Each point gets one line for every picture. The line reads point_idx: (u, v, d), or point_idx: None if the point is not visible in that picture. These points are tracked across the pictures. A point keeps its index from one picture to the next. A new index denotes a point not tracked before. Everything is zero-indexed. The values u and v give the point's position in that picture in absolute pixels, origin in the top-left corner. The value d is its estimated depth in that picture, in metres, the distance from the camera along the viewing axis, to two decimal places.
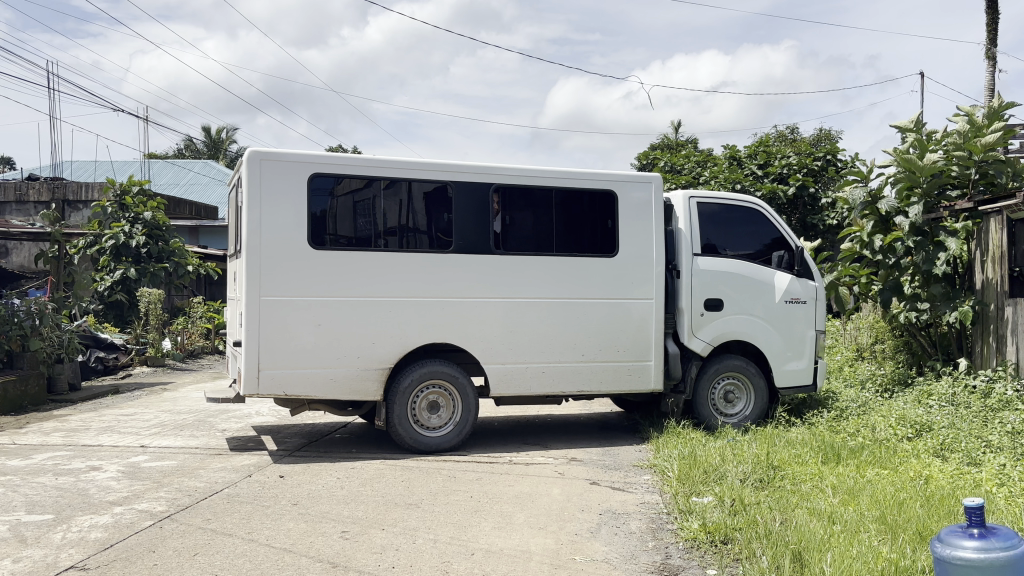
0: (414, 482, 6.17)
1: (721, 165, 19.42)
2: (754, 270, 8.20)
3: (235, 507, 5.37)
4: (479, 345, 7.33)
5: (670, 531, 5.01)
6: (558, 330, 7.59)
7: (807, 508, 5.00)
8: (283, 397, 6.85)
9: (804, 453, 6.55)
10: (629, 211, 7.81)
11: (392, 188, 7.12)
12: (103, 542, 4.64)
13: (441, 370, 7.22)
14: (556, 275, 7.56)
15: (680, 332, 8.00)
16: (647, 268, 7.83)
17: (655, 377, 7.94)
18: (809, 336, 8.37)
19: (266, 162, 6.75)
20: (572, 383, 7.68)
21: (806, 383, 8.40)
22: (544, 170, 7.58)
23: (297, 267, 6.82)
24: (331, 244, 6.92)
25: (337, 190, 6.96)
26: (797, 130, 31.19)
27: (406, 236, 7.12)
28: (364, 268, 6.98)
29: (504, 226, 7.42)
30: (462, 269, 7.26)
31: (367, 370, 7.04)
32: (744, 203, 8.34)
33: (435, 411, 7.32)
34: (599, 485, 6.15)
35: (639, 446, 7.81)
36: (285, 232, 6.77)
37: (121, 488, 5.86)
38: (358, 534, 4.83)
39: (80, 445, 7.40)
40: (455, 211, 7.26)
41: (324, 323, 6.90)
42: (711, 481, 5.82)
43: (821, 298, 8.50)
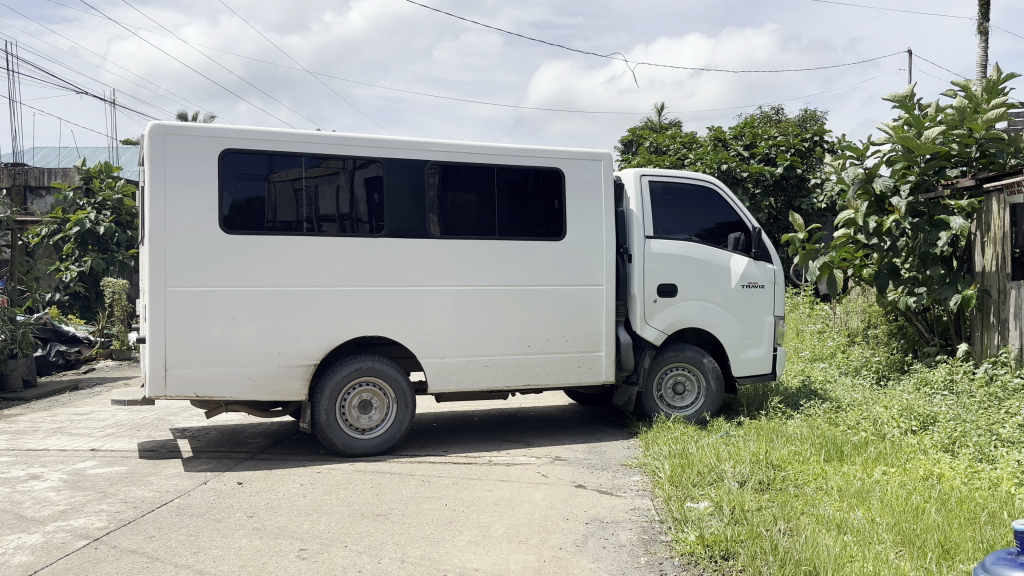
0: (384, 488, 5.67)
1: (707, 147, 18.95)
2: (709, 253, 7.73)
3: (182, 522, 4.84)
4: (414, 337, 6.79)
5: (664, 543, 4.53)
6: (501, 319, 7.08)
7: (813, 516, 4.55)
8: (195, 399, 6.26)
9: (805, 450, 6.09)
10: (577, 191, 7.31)
11: (316, 166, 6.54)
12: (27, 567, 4.10)
13: (337, 378, 6.57)
14: (499, 261, 7.04)
15: (632, 320, 7.51)
16: (596, 251, 7.34)
17: (605, 368, 7.48)
18: (767, 321, 7.95)
19: (172, 137, 6.14)
20: (516, 376, 7.18)
21: (763, 373, 7.97)
22: (484, 146, 7.07)
23: (209, 254, 6.22)
24: (248, 228, 6.33)
25: (255, 168, 6.37)
26: (783, 111, 30.77)
27: (334, 220, 6.56)
28: (286, 254, 6.41)
29: (442, 207, 6.89)
30: (396, 255, 6.71)
31: (290, 367, 6.47)
32: (697, 182, 7.89)
33: (365, 406, 6.76)
34: (585, 489, 5.67)
35: (624, 442, 7.34)
36: (196, 216, 6.18)
37: (59, 500, 5.31)
38: (318, 553, 4.33)
39: (24, 450, 6.84)
40: (387, 191, 6.72)
41: (240, 316, 6.31)
42: (706, 483, 5.35)
43: (779, 282, 8.07)
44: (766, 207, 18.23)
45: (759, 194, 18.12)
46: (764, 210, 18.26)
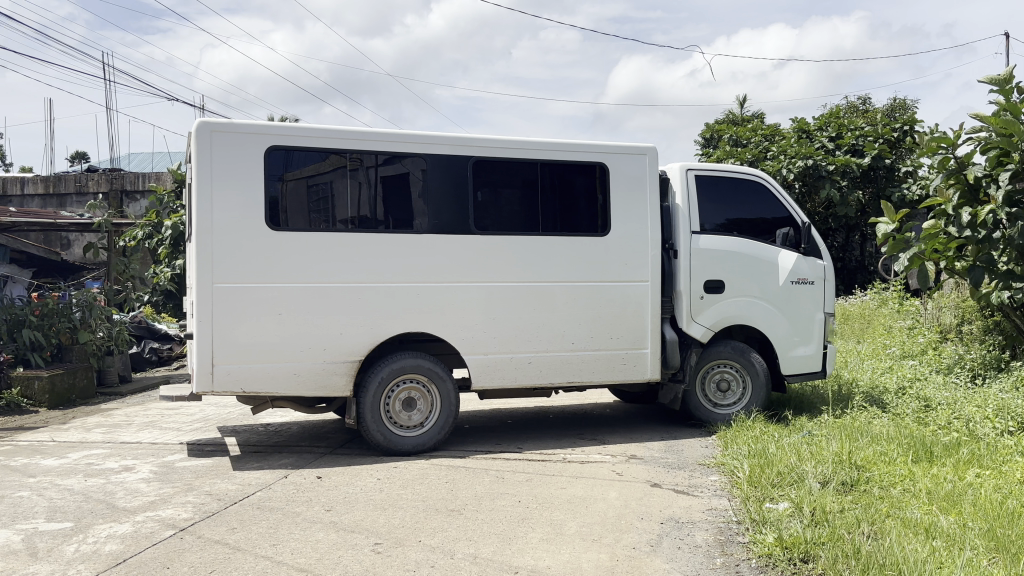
0: (458, 484, 5.71)
1: (790, 139, 18.48)
2: (756, 248, 7.62)
3: (262, 514, 4.98)
4: (457, 334, 6.79)
5: (741, 544, 4.42)
6: (545, 316, 7.04)
7: (899, 519, 4.38)
8: (241, 394, 6.34)
9: (891, 451, 5.87)
10: (621, 185, 7.23)
11: (359, 163, 6.58)
12: (116, 555, 4.25)
13: (368, 395, 6.57)
14: (542, 257, 7.00)
15: (678, 317, 7.42)
16: (641, 246, 7.26)
17: (651, 366, 7.38)
18: (817, 319, 7.80)
19: (218, 134, 6.24)
20: (560, 374, 7.13)
21: (814, 370, 7.83)
22: (528, 141, 7.03)
23: (254, 250, 6.30)
24: (293, 224, 6.39)
25: (299, 165, 6.44)
26: (872, 99, 29.72)
27: (377, 215, 6.60)
28: (330, 251, 6.46)
29: (484, 203, 6.87)
30: (440, 251, 6.72)
31: (334, 364, 6.52)
32: (747, 176, 7.79)
33: (403, 402, 6.76)
34: (660, 488, 5.59)
35: (700, 441, 7.22)
36: (242, 212, 6.27)
37: (149, 492, 5.52)
38: (392, 547, 4.38)
39: (118, 442, 7.15)
40: (431, 187, 6.73)
41: (285, 312, 6.39)
42: (786, 484, 5.20)
43: (829, 278, 7.91)
44: (854, 200, 17.71)
45: (846, 187, 17.59)
46: (852, 203, 17.73)
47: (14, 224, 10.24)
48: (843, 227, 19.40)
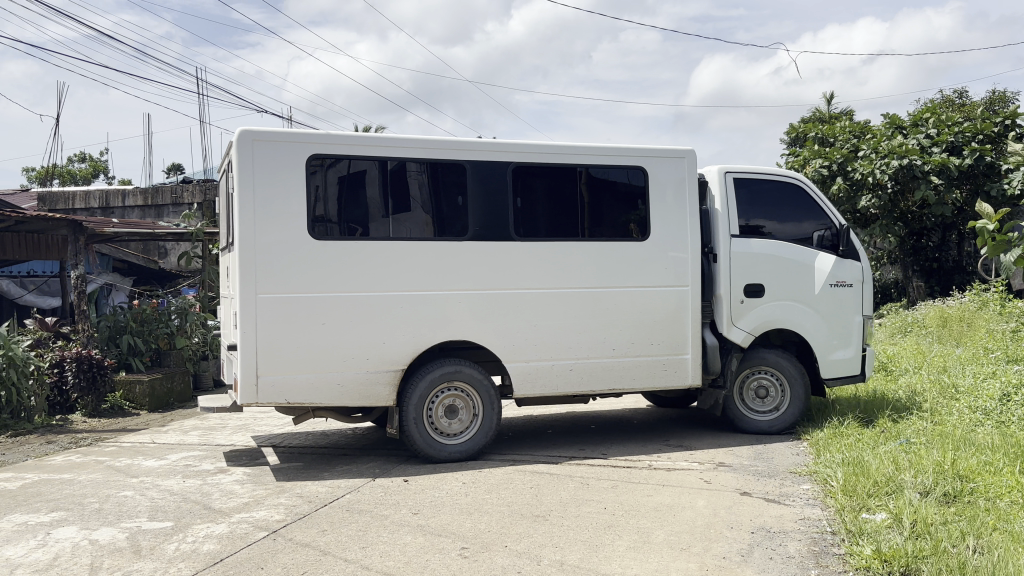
0: (544, 489, 5.70)
1: (882, 136, 17.86)
2: (793, 250, 7.49)
3: (352, 517, 5.07)
4: (499, 342, 6.71)
5: (837, 556, 4.27)
6: (586, 323, 6.95)
7: (1007, 532, 4.16)
8: (286, 405, 6.26)
9: (997, 460, 5.59)
10: (660, 189, 7.14)
11: (398, 170, 6.49)
12: (213, 555, 4.39)
13: (414, 432, 6.54)
14: (584, 262, 6.91)
15: (718, 321, 7.33)
16: (680, 250, 7.16)
17: (693, 371, 7.27)
18: (856, 321, 7.64)
19: (259, 143, 6.14)
20: (602, 381, 7.03)
21: (853, 374, 7.66)
22: (566, 146, 6.92)
23: (297, 260, 6.22)
24: (335, 233, 6.31)
25: (339, 173, 6.35)
26: (968, 93, 28.44)
27: (416, 222, 6.52)
28: (372, 259, 6.37)
29: (523, 209, 6.78)
30: (482, 258, 6.64)
31: (378, 373, 6.44)
32: (785, 179, 7.67)
33: (443, 418, 6.69)
34: (750, 497, 5.46)
35: (790, 448, 7.02)
36: (284, 223, 6.18)
37: (243, 493, 5.69)
38: (478, 552, 4.39)
39: (212, 445, 7.40)
40: (471, 194, 6.64)
41: (328, 323, 6.30)
42: (884, 495, 5.01)
43: (868, 279, 7.72)
44: (952, 198, 17.02)
45: (944, 185, 16.88)
46: (949, 202, 17.01)
47: (116, 234, 10.73)
48: (938, 226, 18.67)
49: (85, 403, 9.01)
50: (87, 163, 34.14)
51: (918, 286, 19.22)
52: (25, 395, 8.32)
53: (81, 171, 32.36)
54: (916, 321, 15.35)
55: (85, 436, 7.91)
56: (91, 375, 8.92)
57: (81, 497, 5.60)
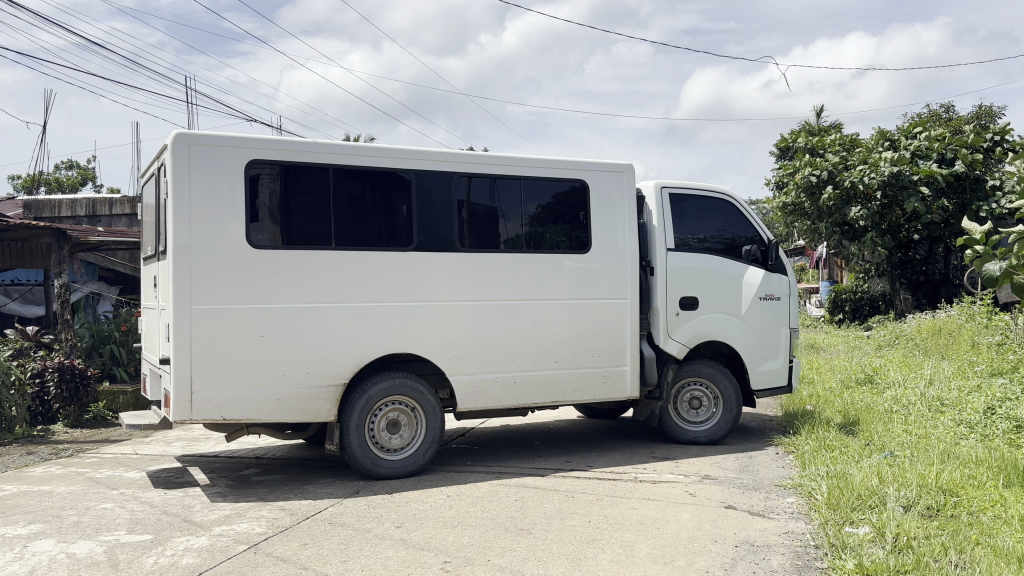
0: (529, 502, 5.68)
1: (871, 150, 17.96)
2: (725, 264, 7.76)
3: (334, 530, 5.03)
4: (444, 354, 6.57)
5: (820, 570, 4.26)
6: (529, 335, 6.91)
7: (989, 547, 4.17)
8: (222, 422, 5.94)
9: (979, 474, 5.61)
10: (600, 203, 7.21)
11: (344, 177, 6.28)
12: (193, 569, 4.35)
13: (384, 468, 6.39)
14: (526, 274, 6.88)
15: (655, 333, 7.48)
16: (620, 264, 7.25)
17: (631, 383, 7.37)
18: (783, 334, 8.04)
19: (196, 146, 5.84)
20: (544, 393, 7.01)
21: (781, 385, 8.07)
22: (509, 157, 6.89)
23: (235, 269, 5.91)
24: (276, 240, 6.04)
25: (282, 178, 6.09)
26: (955, 108, 28.72)
27: (361, 230, 6.32)
28: (313, 270, 6.13)
29: (468, 220, 6.69)
30: (426, 269, 6.50)
31: (319, 388, 6.19)
32: (716, 195, 7.94)
33: (393, 435, 6.50)
34: (734, 510, 5.45)
35: (777, 461, 7.01)
36: (223, 229, 5.88)
37: (224, 505, 5.65)
38: (461, 566, 4.37)
39: (193, 457, 7.36)
40: (416, 203, 6.50)
41: (267, 335, 6.01)
42: (867, 508, 5.01)
43: (793, 294, 8.18)
44: (940, 208, 17.19)
45: (932, 198, 17.01)
46: (937, 212, 17.16)
47: (100, 242, 10.66)
48: (925, 239, 18.79)
49: (67, 413, 8.95)
50: (75, 171, 33.98)
51: (905, 298, 19.34)
52: (6, 405, 8.23)
53: (69, 180, 32.24)
54: (903, 333, 15.42)
55: (66, 447, 7.85)
56: (73, 385, 8.88)
57: (60, 509, 5.54)
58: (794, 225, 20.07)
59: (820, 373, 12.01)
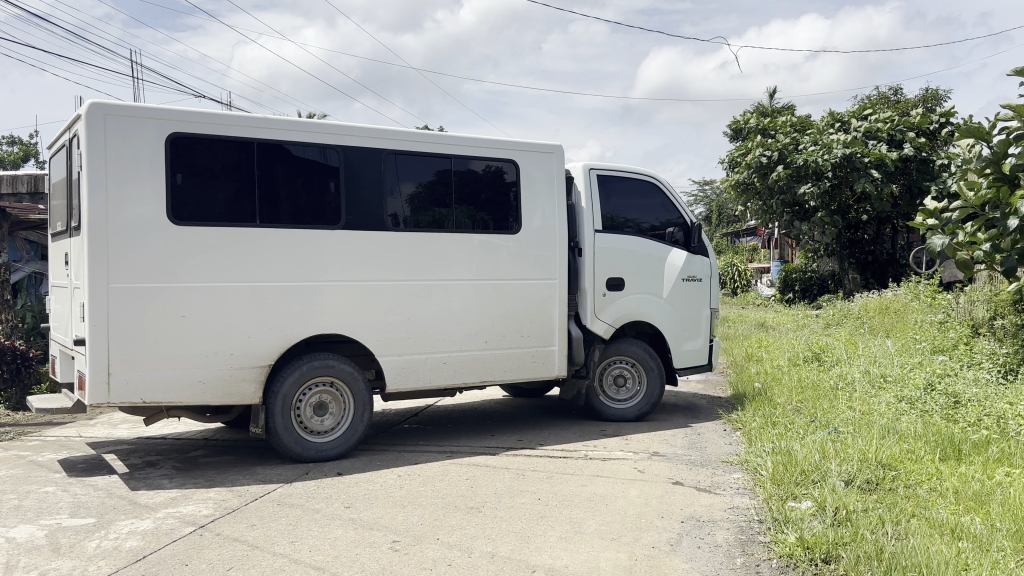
0: (479, 481, 5.70)
1: (821, 132, 18.29)
2: (651, 245, 7.93)
3: (282, 511, 4.99)
4: (374, 335, 6.48)
5: (763, 544, 4.35)
6: (458, 315, 6.89)
7: (924, 519, 4.28)
8: (141, 405, 5.72)
9: (917, 448, 5.77)
10: (531, 182, 7.26)
11: (270, 152, 6.07)
12: (137, 552, 4.28)
13: (326, 446, 6.34)
14: (457, 254, 6.86)
15: (583, 313, 7.60)
16: (548, 245, 7.29)
17: (559, 363, 7.44)
18: (704, 315, 8.29)
19: (112, 117, 5.53)
20: (473, 373, 7.02)
21: (701, 364, 8.34)
22: (439, 134, 6.83)
23: (155, 246, 5.66)
24: (198, 217, 5.81)
25: (206, 152, 5.85)
26: (902, 92, 29.23)
27: (288, 208, 6.14)
28: (238, 248, 5.92)
29: (398, 198, 6.60)
30: (355, 248, 6.37)
31: (244, 370, 6.01)
32: (643, 177, 8.09)
33: (322, 416, 6.37)
34: (682, 486, 5.53)
35: (724, 438, 7.13)
36: (142, 203, 5.62)
37: (170, 488, 5.57)
38: (410, 545, 4.37)
39: (138, 439, 7.25)
40: (345, 181, 6.35)
41: (189, 315, 5.80)
42: (810, 483, 5.12)
43: (714, 276, 8.42)
44: (888, 191, 17.51)
45: (880, 180, 17.31)
46: (886, 193, 17.46)
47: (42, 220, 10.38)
48: (873, 220, 19.18)
49: (9, 396, 8.74)
50: (18, 146, 32.96)
51: (853, 278, 19.76)
52: None
53: (11, 156, 31.27)
54: (852, 312, 15.72)
55: (7, 430, 7.66)
56: (15, 367, 8.66)
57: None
58: (747, 205, 20.32)
59: (768, 351, 12.22)
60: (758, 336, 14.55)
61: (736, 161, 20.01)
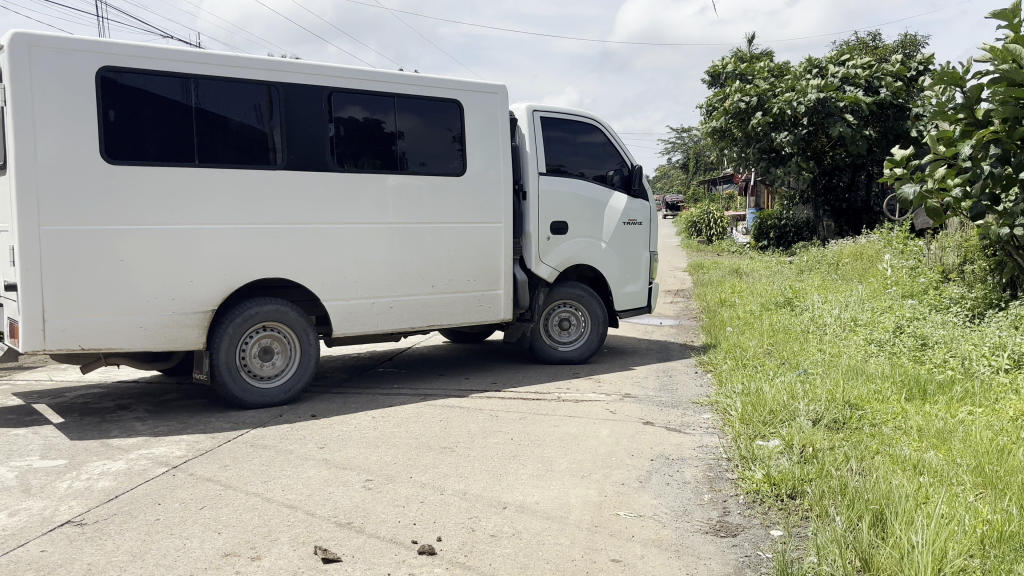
0: (452, 422, 5.75)
1: (799, 78, 18.21)
2: (593, 189, 7.99)
3: (255, 452, 5.01)
4: (318, 279, 6.42)
5: (730, 481, 4.43)
6: (403, 258, 6.85)
7: (888, 456, 4.37)
8: (79, 351, 5.57)
9: (884, 389, 5.86)
10: (475, 123, 7.22)
11: (207, 90, 5.89)
12: (109, 492, 4.27)
13: (288, 382, 6.38)
14: (402, 196, 6.79)
15: (527, 257, 7.65)
16: (493, 188, 7.28)
17: (504, 306, 7.51)
18: (644, 258, 8.48)
19: (38, 49, 5.27)
20: (419, 317, 7.02)
21: (641, 306, 8.55)
22: (381, 73, 6.71)
23: (89, 187, 5.46)
24: (134, 156, 5.61)
25: (140, 88, 5.63)
26: (881, 39, 29.12)
27: (228, 148, 5.98)
28: (176, 189, 5.76)
29: (341, 139, 6.49)
30: (298, 189, 6.27)
31: (187, 315, 5.91)
32: (584, 120, 8.10)
33: (269, 360, 6.33)
34: (652, 426, 5.61)
35: (694, 380, 7.22)
36: (74, 143, 5.39)
37: (142, 431, 5.57)
38: (383, 484, 4.40)
39: (109, 383, 7.23)
40: (285, 120, 6.21)
41: (127, 259, 5.64)
42: (778, 422, 5.21)
43: (654, 219, 8.57)
44: (864, 137, 17.52)
45: (855, 126, 17.31)
46: (862, 139, 17.46)
47: None
48: (849, 166, 19.23)
49: None
50: None
51: (827, 225, 19.86)
52: None
53: None
54: (826, 258, 15.84)
55: None
56: None
57: None
58: (724, 151, 20.26)
59: (742, 297, 12.30)
60: (732, 282, 14.64)
61: (713, 107, 19.92)
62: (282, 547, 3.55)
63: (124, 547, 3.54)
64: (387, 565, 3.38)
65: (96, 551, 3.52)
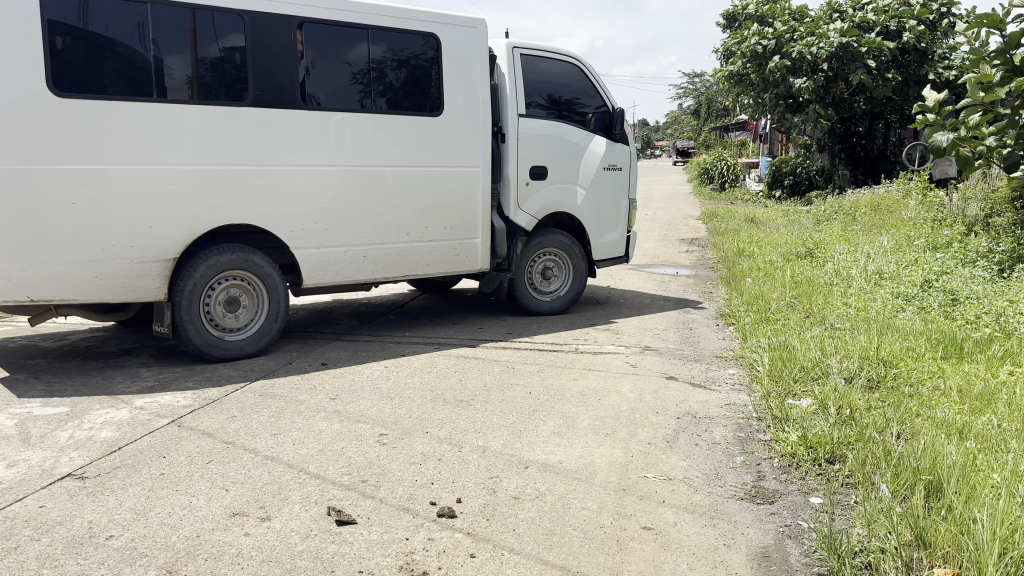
0: (468, 373, 5.54)
1: (820, 21, 17.58)
2: (572, 132, 7.68)
3: (264, 402, 4.81)
4: (287, 225, 6.11)
5: (762, 442, 4.21)
6: (376, 203, 6.54)
7: (930, 420, 4.15)
8: (28, 303, 5.24)
9: (918, 345, 5.63)
10: (450, 60, 6.87)
11: (164, 17, 5.49)
12: (111, 444, 4.07)
13: (271, 307, 6.16)
14: (374, 137, 6.45)
15: (505, 204, 7.36)
16: (470, 128, 6.95)
17: (481, 256, 7.27)
18: (622, 206, 8.23)
19: None
20: (392, 266, 6.75)
21: (619, 256, 8.34)
22: (351, 4, 6.32)
23: (35, 124, 5.06)
24: (85, 90, 5.22)
25: (89, 15, 5.23)
26: None
27: (187, 80, 5.61)
28: (130, 127, 5.38)
29: (308, 74, 6.12)
30: (263, 128, 5.91)
31: (146, 264, 5.59)
32: (564, 58, 7.75)
33: (240, 305, 6.07)
34: (676, 381, 5.40)
35: (716, 332, 7.00)
36: (17, 74, 4.99)
37: (146, 377, 5.39)
38: (398, 439, 4.20)
39: (112, 326, 7.04)
40: (247, 52, 5.85)
41: (79, 203, 5.27)
42: (810, 379, 4.99)
43: (634, 165, 8.29)
44: (887, 82, 16.97)
45: (877, 72, 16.78)
46: (883, 85, 16.93)
47: None
48: (868, 114, 18.73)
49: None
50: None
51: (843, 173, 19.42)
52: None
53: None
54: (843, 208, 15.50)
55: None
56: None
57: None
58: (740, 96, 19.72)
59: (760, 246, 11.98)
60: (748, 231, 14.31)
61: (731, 51, 19.34)
62: (293, 507, 3.36)
63: (128, 504, 3.36)
64: (405, 529, 3.19)
65: (97, 507, 3.33)
